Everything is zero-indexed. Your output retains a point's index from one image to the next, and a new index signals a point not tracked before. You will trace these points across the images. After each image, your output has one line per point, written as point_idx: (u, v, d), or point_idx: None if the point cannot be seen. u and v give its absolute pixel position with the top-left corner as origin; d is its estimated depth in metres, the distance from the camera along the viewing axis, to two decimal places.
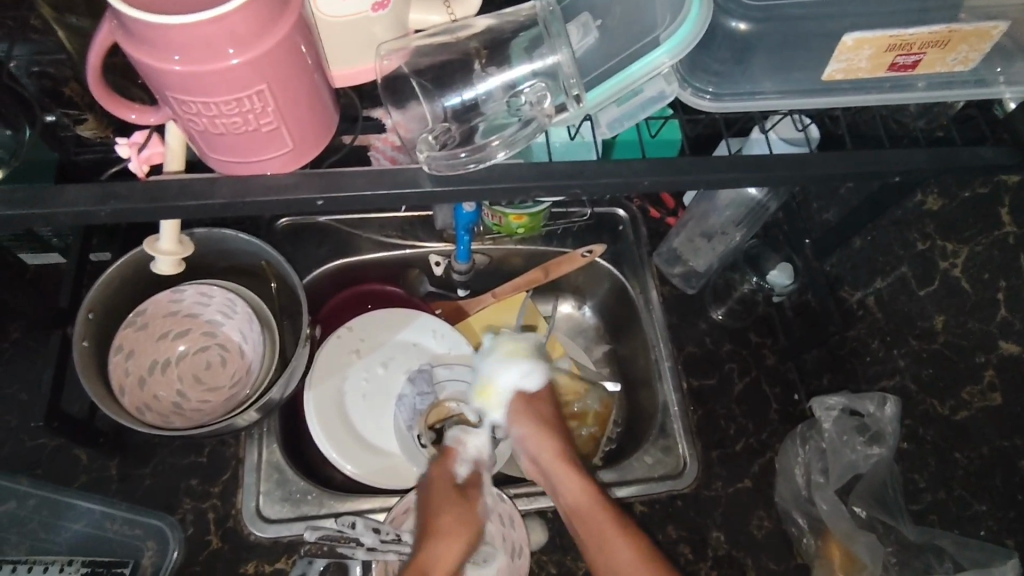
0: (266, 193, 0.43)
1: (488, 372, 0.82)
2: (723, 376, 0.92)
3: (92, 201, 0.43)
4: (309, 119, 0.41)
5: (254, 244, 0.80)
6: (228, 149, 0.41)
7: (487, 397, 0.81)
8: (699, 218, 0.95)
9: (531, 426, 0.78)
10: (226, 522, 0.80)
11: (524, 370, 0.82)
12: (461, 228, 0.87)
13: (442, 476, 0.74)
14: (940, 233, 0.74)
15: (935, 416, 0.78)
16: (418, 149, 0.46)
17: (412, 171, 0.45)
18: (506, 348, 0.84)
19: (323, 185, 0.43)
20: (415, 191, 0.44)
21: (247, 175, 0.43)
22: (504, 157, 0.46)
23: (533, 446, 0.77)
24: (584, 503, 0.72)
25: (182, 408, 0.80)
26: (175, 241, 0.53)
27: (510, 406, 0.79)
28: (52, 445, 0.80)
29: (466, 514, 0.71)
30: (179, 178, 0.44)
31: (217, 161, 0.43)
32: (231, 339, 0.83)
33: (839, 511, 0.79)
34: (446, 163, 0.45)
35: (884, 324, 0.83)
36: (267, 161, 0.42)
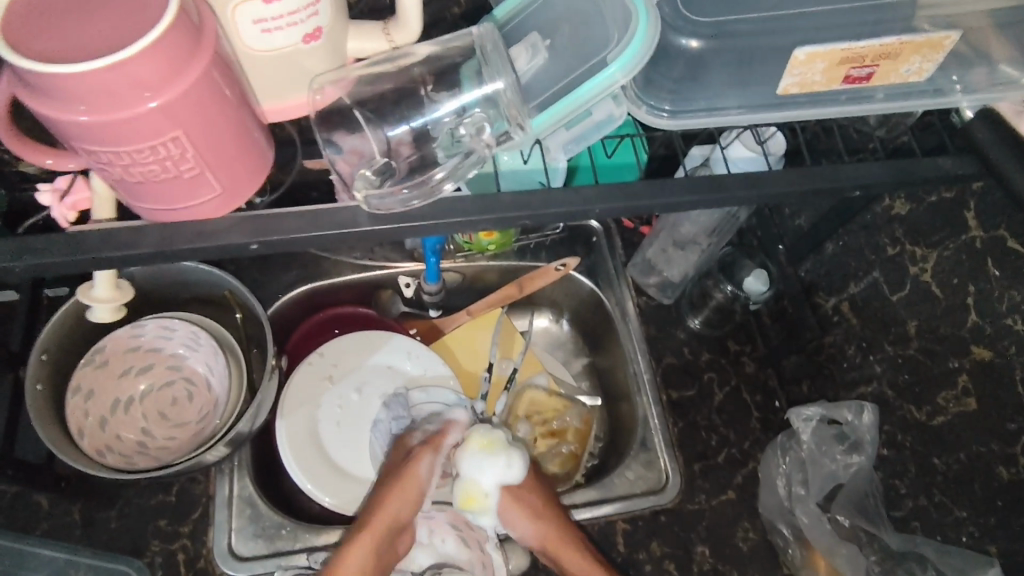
0: (198, 238, 0.41)
1: (467, 478, 0.76)
2: (703, 387, 0.92)
3: (18, 255, 0.40)
4: (235, 161, 0.39)
5: (214, 273, 0.78)
6: (151, 196, 0.39)
7: (473, 504, 0.75)
8: (670, 228, 0.94)
9: (524, 518, 0.75)
10: (196, 563, 0.77)
11: (505, 464, 0.76)
12: (430, 252, 0.86)
13: (394, 494, 0.72)
14: (910, 238, 0.73)
15: (914, 423, 0.77)
16: (355, 186, 0.44)
17: (350, 210, 0.43)
18: (478, 442, 0.76)
19: (259, 229, 0.42)
20: (353, 231, 0.43)
21: (177, 221, 0.41)
22: (451, 191, 0.45)
23: (531, 536, 0.75)
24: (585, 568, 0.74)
25: (146, 448, 0.78)
26: (112, 288, 0.51)
27: (501, 504, 0.75)
28: (12, 492, 0.77)
29: (403, 485, 0.73)
30: (108, 226, 0.42)
31: (144, 210, 0.41)
32: (197, 372, 0.81)
33: (821, 525, 0.77)
34: (388, 200, 0.43)
35: (859, 330, 0.83)
36: (195, 208, 0.40)
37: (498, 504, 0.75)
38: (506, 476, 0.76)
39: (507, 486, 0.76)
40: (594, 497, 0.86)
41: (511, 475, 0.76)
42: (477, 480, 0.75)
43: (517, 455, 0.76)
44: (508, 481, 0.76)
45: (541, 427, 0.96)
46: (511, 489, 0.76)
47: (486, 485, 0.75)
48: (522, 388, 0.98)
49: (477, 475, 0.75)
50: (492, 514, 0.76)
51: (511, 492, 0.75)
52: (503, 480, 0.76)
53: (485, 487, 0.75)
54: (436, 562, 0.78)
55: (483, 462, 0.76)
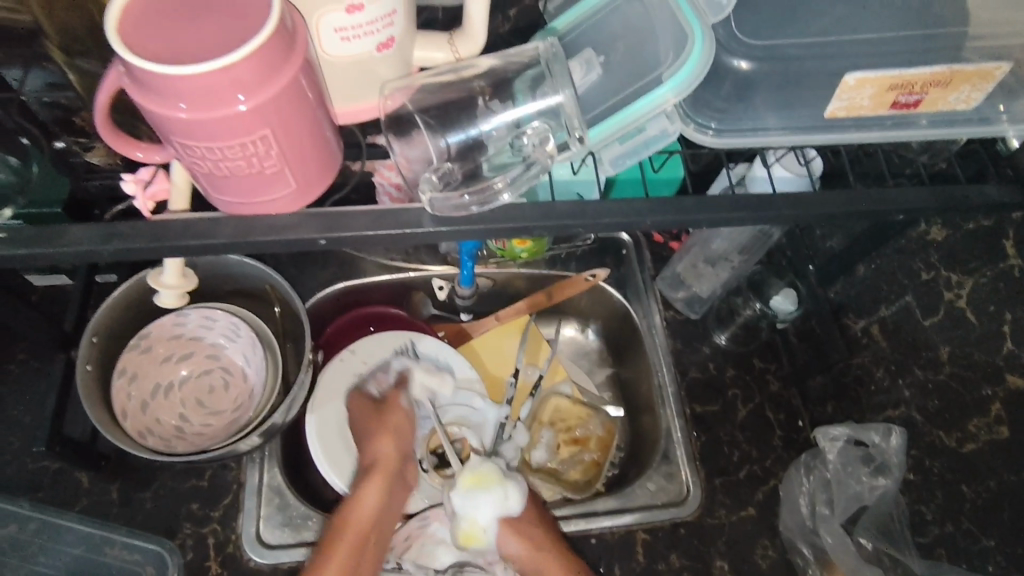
0: (268, 233, 0.43)
1: (464, 519, 0.78)
2: (727, 402, 0.93)
3: (100, 240, 0.43)
4: (312, 159, 0.41)
5: (258, 268, 0.81)
6: (232, 189, 0.41)
7: (474, 542, 0.78)
8: (701, 244, 0.96)
9: (521, 546, 0.77)
10: (225, 548, 0.79)
11: (502, 496, 0.78)
12: (465, 255, 0.88)
13: (363, 408, 0.84)
14: (945, 263, 0.73)
15: (941, 447, 0.75)
16: (420, 188, 0.46)
17: (415, 212, 0.45)
18: (467, 479, 0.78)
19: (326, 225, 0.44)
20: (418, 231, 0.44)
21: (250, 215, 0.43)
22: (510, 198, 0.46)
23: (532, 566, 0.77)
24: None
25: (184, 432, 0.80)
26: (179, 275, 0.53)
27: (499, 533, 0.78)
28: (53, 468, 0.80)
29: (391, 421, 0.81)
30: (184, 215, 0.44)
31: (222, 203, 0.43)
32: (235, 362, 0.83)
33: (844, 544, 0.78)
34: (450, 204, 0.45)
35: (890, 353, 0.82)
36: (272, 203, 0.42)
37: (496, 535, 0.78)
38: (505, 508, 0.78)
39: (506, 517, 0.78)
40: (615, 506, 0.87)
41: (508, 507, 0.78)
42: (474, 516, 0.78)
43: (513, 485, 0.78)
44: (507, 513, 0.78)
45: (564, 434, 0.98)
46: (509, 520, 0.78)
47: (484, 521, 0.78)
48: (547, 394, 0.99)
49: (474, 514, 0.78)
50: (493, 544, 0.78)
51: (509, 524, 0.78)
52: (502, 513, 0.78)
53: (482, 524, 0.78)
54: (459, 560, 0.81)
55: (477, 498, 0.78)
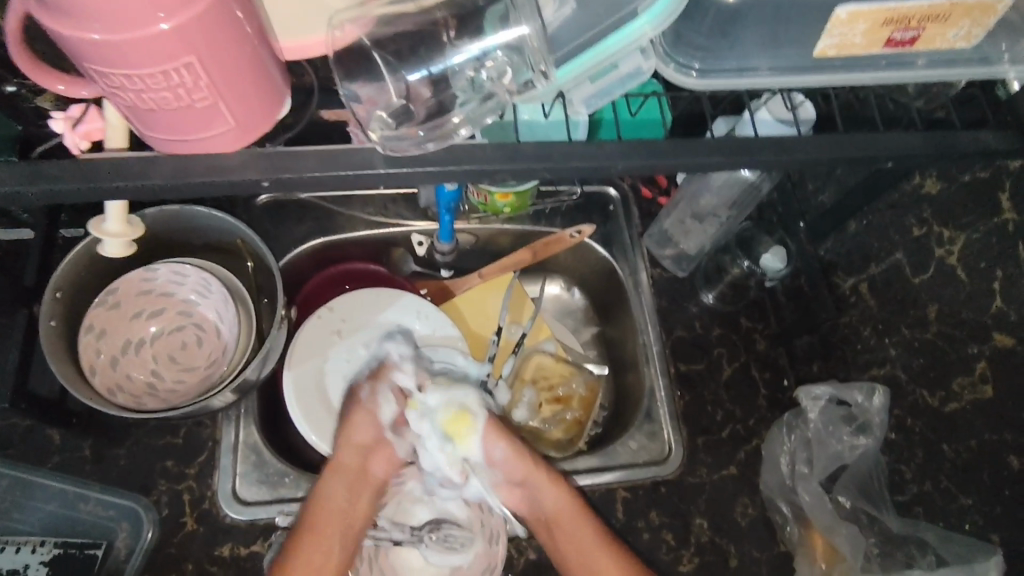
0: (207, 173, 0.42)
1: (445, 403, 0.72)
2: (712, 361, 0.93)
3: (23, 180, 0.42)
4: (250, 95, 0.39)
5: (228, 221, 0.78)
6: (163, 125, 0.39)
7: (461, 430, 0.71)
8: (689, 199, 0.94)
9: (511, 441, 0.73)
10: (201, 504, 0.78)
11: (485, 392, 0.74)
12: (442, 207, 0.84)
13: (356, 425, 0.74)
14: (939, 219, 0.69)
15: (924, 408, 0.74)
16: (370, 125, 0.44)
17: (364, 153, 0.45)
18: (444, 385, 0.74)
19: (272, 166, 0.43)
20: (369, 173, 0.44)
21: (190, 153, 0.42)
22: (465, 134, 0.45)
23: (519, 467, 0.73)
24: (575, 519, 0.73)
25: (155, 389, 0.79)
26: (122, 222, 0.52)
27: (487, 425, 0.72)
28: (24, 425, 0.78)
29: (354, 421, 0.74)
30: (122, 155, 0.43)
31: (157, 142, 0.41)
32: (208, 319, 0.81)
33: (821, 502, 0.77)
34: (404, 141, 0.44)
35: (877, 312, 0.80)
36: (210, 140, 0.41)
37: (485, 431, 0.72)
38: (487, 402, 0.75)
39: (492, 411, 0.74)
40: (597, 465, 0.87)
41: (492, 401, 0.75)
42: (455, 403, 0.73)
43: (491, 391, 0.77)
44: (490, 407, 0.75)
45: (546, 393, 0.96)
46: (494, 415, 0.74)
47: (472, 408, 0.72)
48: (529, 353, 0.98)
49: (457, 401, 0.73)
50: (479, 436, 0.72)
51: (496, 417, 0.74)
52: (486, 408, 0.74)
53: (471, 410, 0.72)
54: (435, 518, 0.77)
55: (455, 393, 0.74)
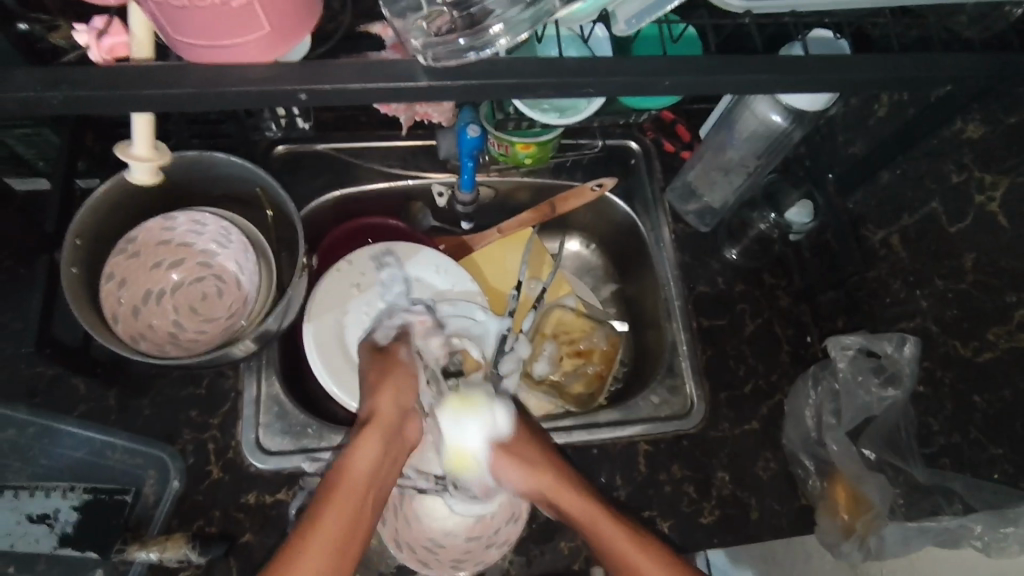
0: (241, 82, 0.41)
1: (450, 442, 0.72)
2: (735, 317, 0.92)
3: (47, 86, 0.41)
4: None
5: (247, 168, 0.76)
6: (196, 26, 0.38)
7: (465, 465, 0.72)
8: (715, 150, 0.91)
9: (516, 469, 0.72)
10: (226, 454, 0.79)
11: (488, 419, 0.73)
12: (465, 155, 0.83)
13: (376, 356, 0.75)
14: (979, 163, 0.67)
15: (956, 358, 0.72)
16: (411, 36, 0.44)
17: (408, 64, 0.44)
18: (454, 402, 0.73)
19: (307, 75, 0.42)
20: (412, 85, 0.43)
21: (218, 59, 0.41)
22: (506, 43, 0.43)
23: (528, 487, 0.72)
24: (588, 511, 0.70)
25: (178, 338, 0.79)
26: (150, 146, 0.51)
27: (491, 460, 0.72)
28: (49, 373, 0.78)
29: (394, 375, 0.72)
30: (141, 63, 0.42)
31: (184, 46, 0.40)
32: (227, 269, 0.80)
33: (848, 452, 0.77)
34: (445, 49, 0.43)
35: (908, 263, 0.78)
36: (240, 46, 0.40)
37: (489, 464, 0.72)
38: (494, 430, 0.73)
39: (497, 440, 0.73)
40: (618, 419, 0.86)
41: (499, 429, 0.73)
42: (461, 441, 0.72)
43: (499, 410, 0.74)
44: (497, 436, 0.73)
45: (566, 346, 0.96)
46: (500, 445, 0.72)
47: (474, 447, 0.72)
48: (550, 308, 0.98)
49: (460, 439, 0.72)
50: (483, 474, 0.73)
51: (500, 448, 0.72)
52: (491, 437, 0.73)
53: (471, 451, 0.72)
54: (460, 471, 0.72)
55: (457, 424, 0.72)
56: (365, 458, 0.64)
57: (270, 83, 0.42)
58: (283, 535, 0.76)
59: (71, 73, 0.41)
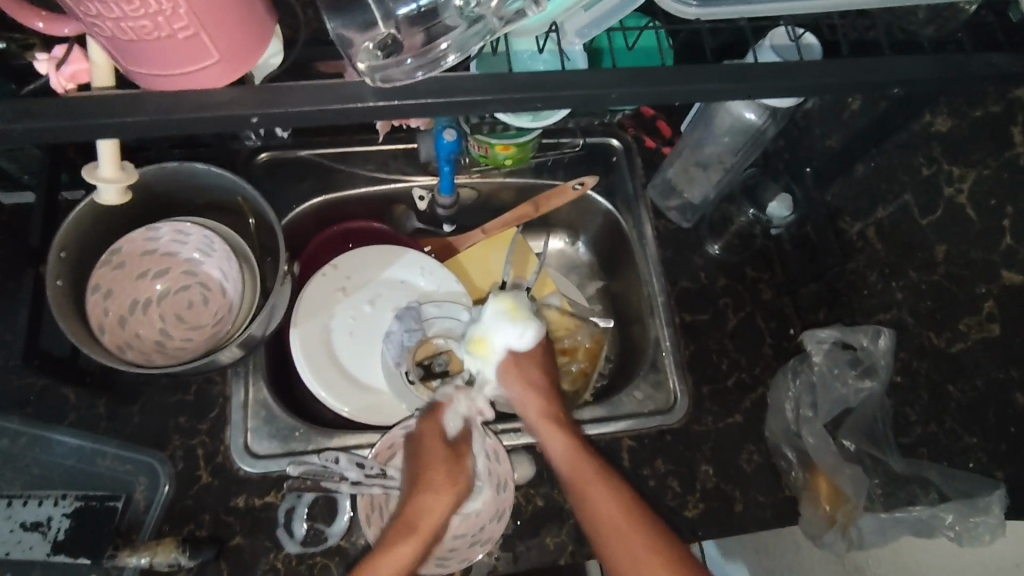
0: (196, 109, 0.43)
1: (483, 324, 0.78)
2: (717, 311, 0.93)
3: (10, 115, 0.42)
4: (225, 20, 0.39)
5: (229, 178, 0.78)
6: (149, 59, 0.39)
7: (482, 351, 0.77)
8: (693, 147, 0.92)
9: (522, 385, 0.76)
10: (215, 459, 0.80)
11: (521, 331, 0.77)
12: (443, 159, 0.84)
13: (433, 431, 0.74)
14: (948, 156, 0.68)
15: (930, 349, 0.74)
16: (356, 58, 0.43)
17: (353, 86, 0.45)
18: (504, 305, 0.79)
19: (263, 100, 0.43)
20: (359, 106, 0.44)
21: (171, 88, 0.42)
22: (455, 61, 0.44)
23: (523, 405, 0.76)
24: (569, 455, 0.73)
25: (164, 346, 0.80)
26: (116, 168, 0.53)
27: (505, 363, 0.77)
28: (39, 384, 0.80)
29: (453, 478, 0.71)
30: (100, 92, 0.43)
31: (140, 76, 0.41)
32: (212, 277, 0.82)
33: (826, 445, 0.76)
34: (394, 71, 0.44)
35: (883, 256, 0.79)
36: (196, 73, 0.41)
37: (501, 365, 0.77)
38: (520, 344, 0.77)
39: (518, 353, 0.77)
40: (603, 414, 0.88)
41: (520, 343, 0.77)
42: (489, 330, 0.77)
43: (536, 330, 0.78)
44: (518, 348, 0.77)
45: (551, 344, 0.97)
46: (518, 355, 0.77)
47: (497, 345, 0.77)
48: (535, 307, 0.99)
49: (493, 328, 0.77)
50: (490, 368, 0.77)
51: (517, 359, 0.77)
52: (514, 348, 0.77)
53: (495, 345, 0.77)
54: None
55: (502, 320, 0.78)
56: (392, 571, 0.62)
57: (230, 103, 0.43)
58: (273, 537, 0.77)
59: (36, 99, 0.42)
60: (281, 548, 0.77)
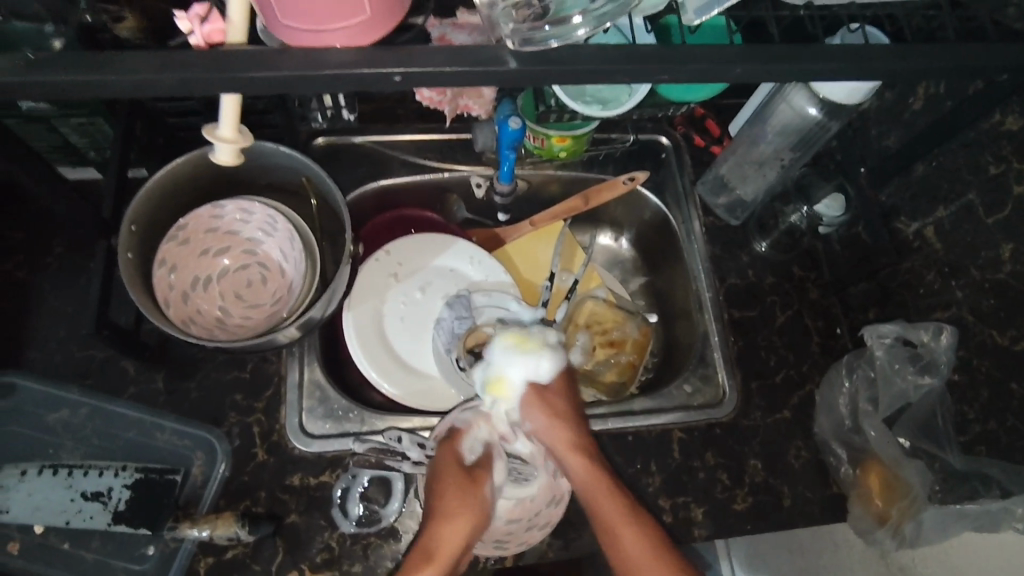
0: (334, 68, 0.45)
1: (496, 365, 0.75)
2: (766, 308, 0.93)
3: (157, 67, 0.44)
4: None
5: (295, 158, 0.78)
6: (300, 11, 0.45)
7: (499, 391, 0.74)
8: (747, 145, 0.93)
9: (545, 415, 0.72)
10: (270, 437, 0.80)
11: (536, 362, 0.75)
12: (505, 145, 0.83)
13: (450, 457, 0.69)
14: (1019, 155, 0.68)
15: (993, 347, 0.73)
16: (500, 23, 0.48)
17: (496, 49, 0.46)
18: (511, 340, 0.77)
19: (398, 59, 0.46)
20: (499, 68, 0.46)
21: (310, 45, 0.47)
22: (583, 33, 0.48)
23: (544, 435, 0.71)
24: (592, 488, 0.68)
25: (226, 323, 0.80)
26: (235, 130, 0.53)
27: (525, 397, 0.73)
28: (101, 356, 0.80)
29: (467, 505, 0.65)
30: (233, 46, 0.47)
31: (287, 30, 0.47)
32: (272, 257, 0.83)
33: (886, 439, 0.77)
34: (531, 34, 0.47)
35: (943, 255, 0.79)
36: (337, 30, 0.46)
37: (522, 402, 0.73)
38: (535, 374, 0.75)
39: (537, 384, 0.75)
40: (652, 407, 0.88)
41: (539, 374, 0.75)
42: (505, 369, 0.75)
43: (548, 358, 0.76)
44: (537, 379, 0.75)
45: (599, 337, 0.98)
46: (537, 387, 0.74)
47: (514, 380, 0.74)
48: (582, 299, 1.00)
49: (506, 366, 0.75)
50: (512, 407, 0.73)
51: (536, 390, 0.74)
52: (533, 377, 0.75)
53: (512, 382, 0.74)
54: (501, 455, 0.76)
55: (512, 356, 0.75)
56: None
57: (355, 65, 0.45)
58: (327, 516, 0.78)
59: (175, 58, 0.45)
60: (336, 528, 0.77)
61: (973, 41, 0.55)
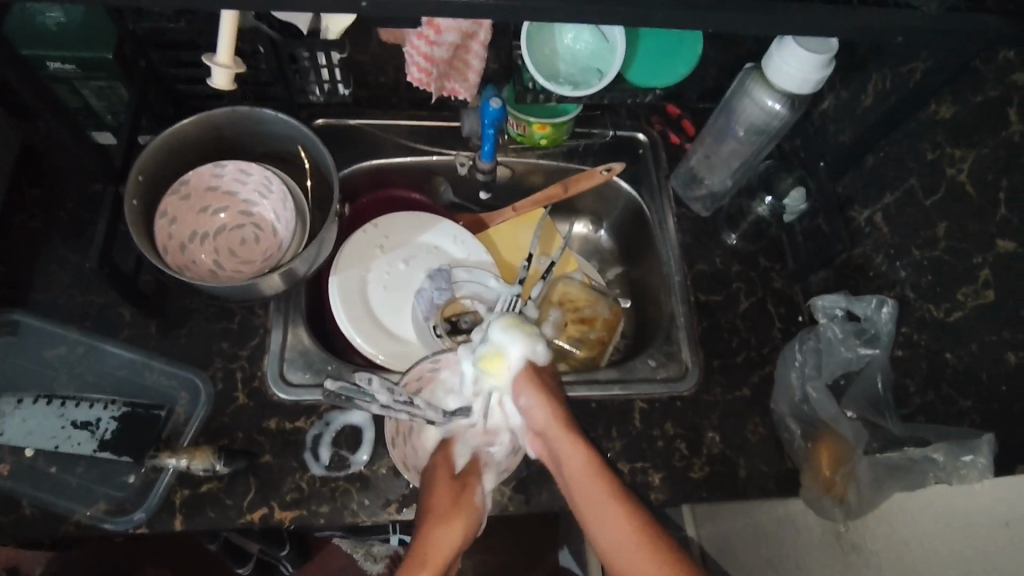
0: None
1: (497, 342, 0.78)
2: (730, 293, 0.98)
3: None
4: None
5: (292, 126, 0.85)
6: None
7: (495, 368, 0.77)
8: (714, 137, 1.00)
9: (537, 391, 0.74)
10: (252, 383, 0.85)
11: (534, 344, 0.78)
12: (488, 124, 0.90)
13: (443, 463, 0.76)
14: (950, 140, 0.74)
15: (932, 321, 0.78)
16: None
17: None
18: (510, 320, 0.80)
19: None
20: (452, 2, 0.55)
21: None
22: None
23: (537, 414, 0.73)
24: (582, 470, 0.68)
25: (217, 275, 0.87)
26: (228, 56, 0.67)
27: (520, 375, 0.76)
28: (99, 301, 0.86)
29: (459, 498, 0.71)
30: None
31: None
32: (265, 219, 0.90)
33: (826, 400, 0.84)
34: None
35: (889, 238, 0.84)
36: None
37: (517, 378, 0.76)
38: (534, 355, 0.78)
39: (533, 363, 0.77)
40: (615, 377, 0.93)
41: (536, 354, 0.78)
42: (502, 346, 0.78)
43: (544, 342, 0.79)
44: (533, 359, 0.78)
45: (572, 313, 1.03)
46: (533, 367, 0.77)
47: (511, 359, 0.77)
48: (557, 280, 1.05)
49: (504, 343, 0.78)
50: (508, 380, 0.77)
51: (534, 369, 0.77)
52: (531, 357, 0.78)
53: (510, 361, 0.77)
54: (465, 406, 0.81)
55: (510, 335, 0.78)
56: None
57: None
58: (299, 458, 0.82)
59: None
60: (307, 470, 0.81)
61: (885, 19, 0.62)
